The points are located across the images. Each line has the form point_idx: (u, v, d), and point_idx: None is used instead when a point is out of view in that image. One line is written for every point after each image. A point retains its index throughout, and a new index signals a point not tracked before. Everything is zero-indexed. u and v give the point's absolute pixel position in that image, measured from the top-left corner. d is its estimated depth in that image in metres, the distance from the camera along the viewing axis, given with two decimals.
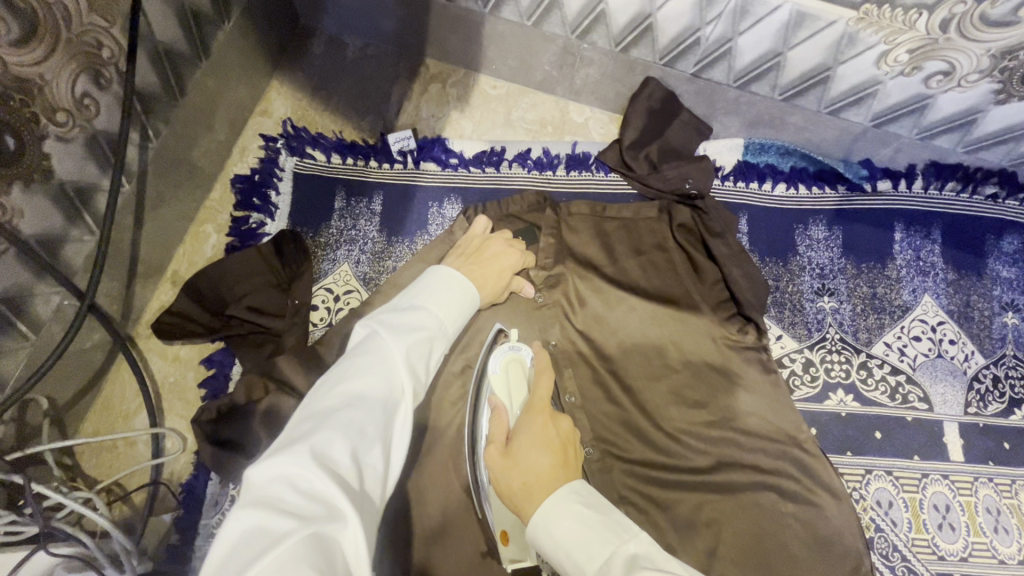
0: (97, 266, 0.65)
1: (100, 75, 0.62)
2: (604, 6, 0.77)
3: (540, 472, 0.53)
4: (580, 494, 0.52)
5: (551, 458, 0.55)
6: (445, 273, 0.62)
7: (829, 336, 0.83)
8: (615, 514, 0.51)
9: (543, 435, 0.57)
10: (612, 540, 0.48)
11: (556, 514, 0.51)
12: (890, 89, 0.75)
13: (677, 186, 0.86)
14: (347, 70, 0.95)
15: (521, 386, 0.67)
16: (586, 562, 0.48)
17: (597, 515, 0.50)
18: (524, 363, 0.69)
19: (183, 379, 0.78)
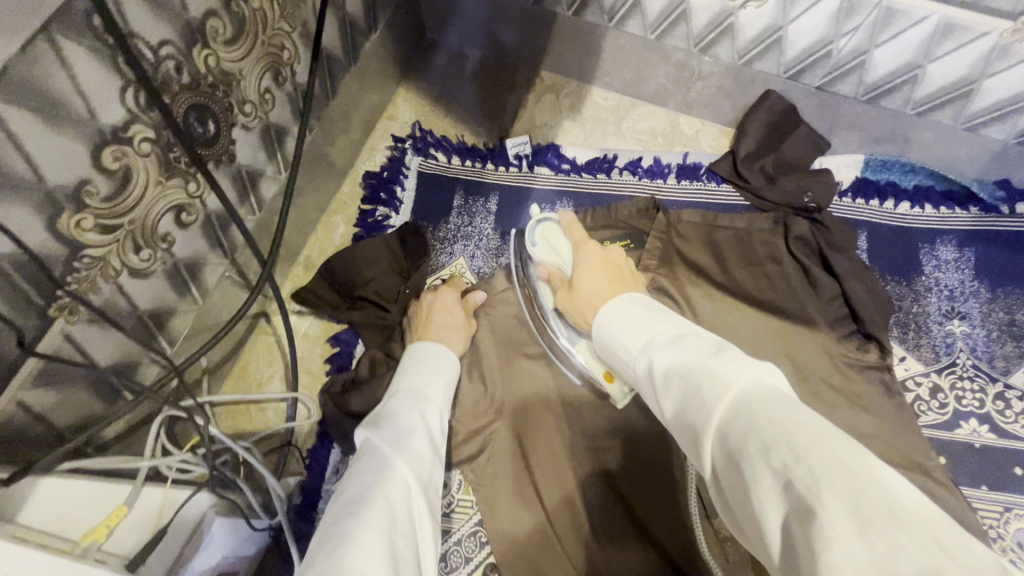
0: (276, 243, 0.73)
1: (280, 73, 0.69)
2: (734, 19, 0.77)
3: (600, 287, 0.63)
4: (641, 299, 0.57)
5: (608, 277, 0.65)
6: (427, 351, 0.69)
7: (959, 361, 0.78)
8: (675, 319, 0.53)
9: (599, 265, 0.67)
10: (662, 333, 0.50)
11: (615, 313, 0.55)
12: None
13: (794, 199, 0.85)
14: (467, 79, 1.01)
15: (564, 245, 0.73)
16: (632, 344, 0.52)
17: (654, 316, 0.53)
18: (559, 230, 0.74)
19: (311, 355, 0.84)
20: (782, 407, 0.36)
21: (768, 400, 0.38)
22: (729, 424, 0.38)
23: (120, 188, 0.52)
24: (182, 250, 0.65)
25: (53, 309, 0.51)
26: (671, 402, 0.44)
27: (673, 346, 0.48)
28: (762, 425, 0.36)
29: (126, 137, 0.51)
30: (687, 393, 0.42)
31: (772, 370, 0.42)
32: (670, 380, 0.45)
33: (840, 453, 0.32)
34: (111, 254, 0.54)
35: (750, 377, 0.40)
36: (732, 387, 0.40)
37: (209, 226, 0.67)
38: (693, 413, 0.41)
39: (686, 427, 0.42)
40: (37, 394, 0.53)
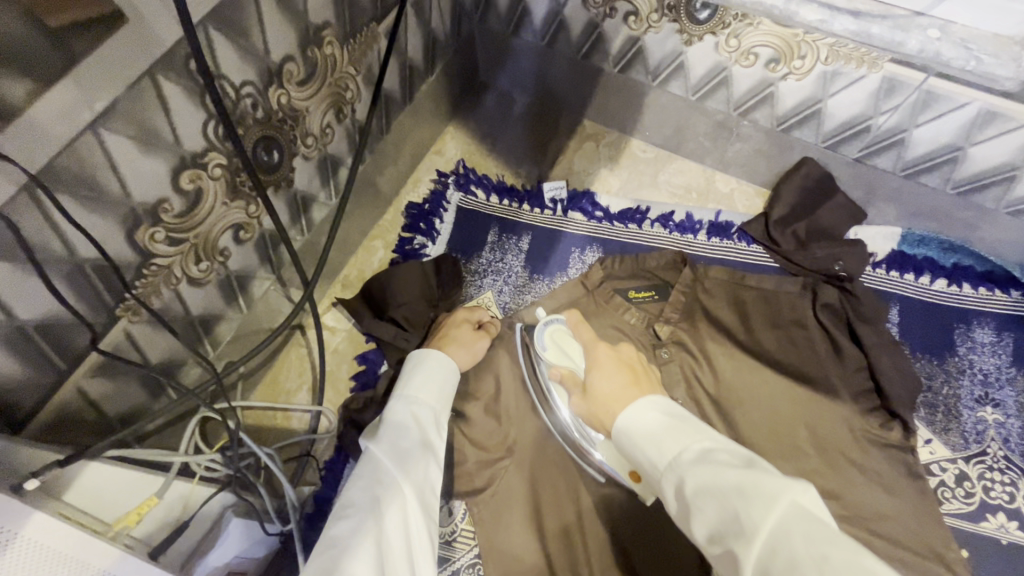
0: (320, 262, 0.78)
1: (342, 111, 0.76)
2: (775, 88, 0.79)
3: (613, 390, 0.60)
4: (663, 408, 0.55)
5: (623, 381, 0.61)
6: (428, 356, 0.71)
7: (990, 451, 0.75)
8: (698, 424, 0.52)
9: (611, 366, 0.63)
10: (689, 443, 0.50)
11: (637, 421, 0.54)
12: None
13: (823, 266, 0.85)
14: (513, 122, 1.06)
15: (573, 346, 0.71)
16: (659, 459, 0.51)
17: (680, 423, 0.52)
18: (566, 330, 0.73)
19: (338, 370, 0.88)
20: (829, 547, 0.38)
21: (812, 535, 0.39)
22: (774, 565, 0.39)
23: (190, 207, 0.59)
24: (236, 263, 0.70)
25: (120, 309, 0.57)
26: (706, 525, 0.45)
27: (702, 463, 0.48)
28: (807, 566, 0.37)
29: (201, 162, 0.58)
30: (723, 515, 0.43)
31: (811, 490, 0.43)
32: (702, 502, 0.45)
33: None
34: (174, 264, 0.60)
35: (789, 502, 0.41)
36: (774, 520, 0.41)
37: (262, 244, 0.73)
38: (731, 538, 0.43)
39: (724, 554, 0.44)
40: (93, 385, 0.58)
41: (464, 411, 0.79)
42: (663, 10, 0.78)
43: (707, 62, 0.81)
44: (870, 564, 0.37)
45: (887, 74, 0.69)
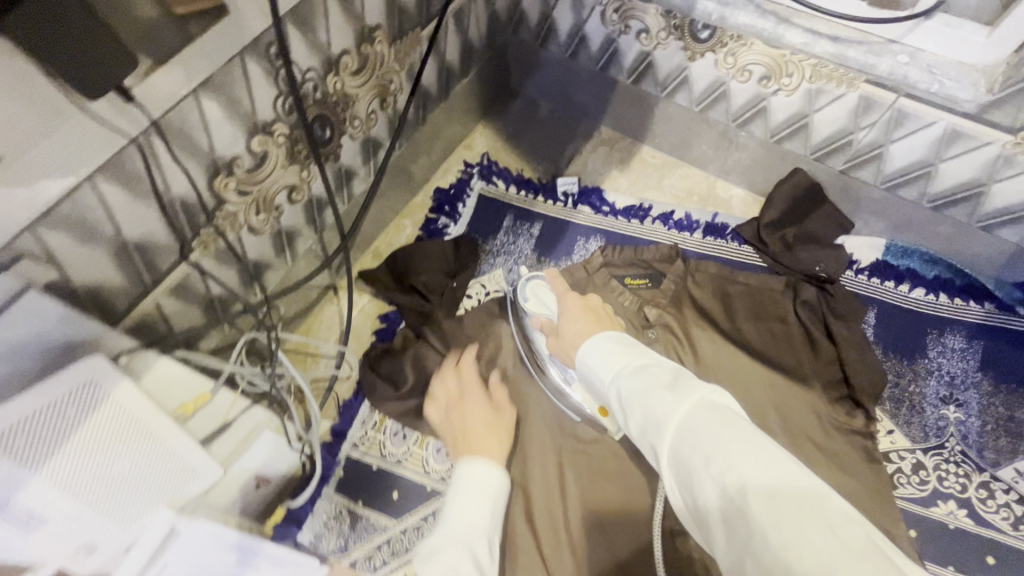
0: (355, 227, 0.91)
1: (385, 100, 0.89)
2: (767, 103, 0.89)
3: (579, 326, 0.69)
4: (616, 336, 0.63)
5: (588, 320, 0.70)
6: (469, 474, 0.71)
7: (948, 445, 0.81)
8: (643, 351, 0.59)
9: (578, 310, 0.72)
10: (630, 362, 0.57)
11: (592, 348, 0.61)
12: None
13: (806, 267, 0.93)
14: (536, 123, 1.18)
15: (551, 299, 0.82)
16: (604, 374, 0.58)
17: (626, 348, 0.59)
18: (546, 287, 0.84)
19: (362, 326, 1.00)
20: (724, 427, 0.45)
21: (714, 418, 0.46)
22: (682, 443, 0.46)
23: (257, 165, 0.73)
24: (287, 220, 0.84)
25: (196, 242, 0.70)
26: (635, 423, 0.52)
27: (637, 374, 0.54)
28: (704, 441, 0.44)
29: (270, 130, 0.71)
30: (647, 412, 0.50)
31: (722, 393, 0.50)
32: (633, 401, 0.52)
33: (764, 467, 0.41)
34: (240, 212, 0.74)
35: (699, 398, 0.48)
36: (685, 410, 0.47)
37: (309, 207, 0.87)
38: (651, 431, 0.49)
39: (647, 444, 0.50)
40: (169, 304, 0.71)
41: None
42: (670, 29, 0.89)
43: (708, 76, 0.91)
44: (757, 439, 0.44)
45: (863, 94, 0.78)
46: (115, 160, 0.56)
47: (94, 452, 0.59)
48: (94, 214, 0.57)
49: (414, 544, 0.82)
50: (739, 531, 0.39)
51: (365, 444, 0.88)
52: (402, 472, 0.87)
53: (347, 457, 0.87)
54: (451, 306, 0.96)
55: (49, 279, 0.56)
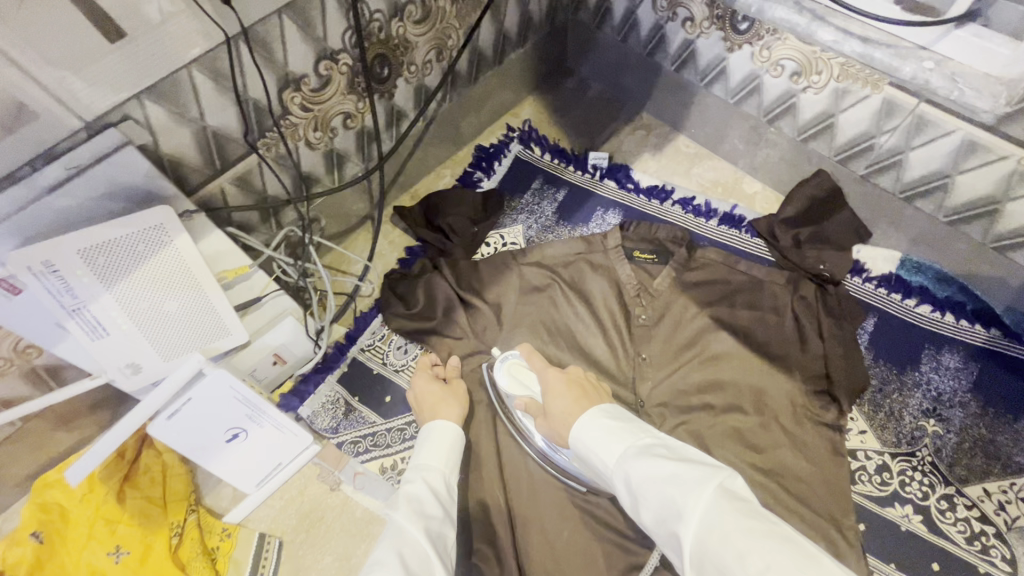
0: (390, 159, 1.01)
1: (441, 53, 1.00)
2: (797, 99, 0.92)
3: (566, 407, 0.71)
4: (608, 413, 0.66)
5: (572, 396, 0.72)
6: (434, 428, 0.80)
7: (919, 454, 0.83)
8: (641, 430, 0.63)
9: (560, 385, 0.74)
10: (633, 443, 0.61)
11: (588, 429, 0.65)
12: None
13: (811, 266, 0.95)
14: (582, 102, 1.25)
15: (530, 377, 0.83)
16: (608, 459, 0.61)
17: (623, 432, 0.63)
18: (520, 364, 0.85)
19: (388, 255, 1.11)
20: (751, 522, 0.49)
21: (735, 506, 0.51)
22: (706, 533, 0.50)
23: (321, 87, 0.85)
24: (340, 143, 0.96)
25: (260, 143, 0.83)
26: (651, 511, 0.55)
27: (642, 456, 0.58)
28: (732, 536, 0.48)
29: (337, 58, 0.84)
30: (663, 501, 0.54)
31: (732, 476, 0.55)
32: (646, 488, 0.55)
33: (794, 562, 0.45)
34: (301, 126, 0.87)
35: (715, 484, 0.53)
36: (708, 500, 0.52)
37: (361, 136, 0.98)
38: (671, 521, 0.53)
39: (670, 535, 0.54)
40: (230, 192, 0.85)
41: (473, 304, 0.99)
42: (713, 19, 0.94)
43: (744, 69, 0.95)
44: (777, 529, 0.49)
45: (886, 96, 0.80)
46: (209, 54, 0.69)
47: (158, 287, 0.73)
48: (186, 97, 0.70)
49: (396, 443, 0.93)
50: None
51: (370, 350, 0.99)
52: (397, 381, 0.97)
53: (353, 357, 0.99)
54: (470, 250, 1.06)
55: (143, 142, 0.70)
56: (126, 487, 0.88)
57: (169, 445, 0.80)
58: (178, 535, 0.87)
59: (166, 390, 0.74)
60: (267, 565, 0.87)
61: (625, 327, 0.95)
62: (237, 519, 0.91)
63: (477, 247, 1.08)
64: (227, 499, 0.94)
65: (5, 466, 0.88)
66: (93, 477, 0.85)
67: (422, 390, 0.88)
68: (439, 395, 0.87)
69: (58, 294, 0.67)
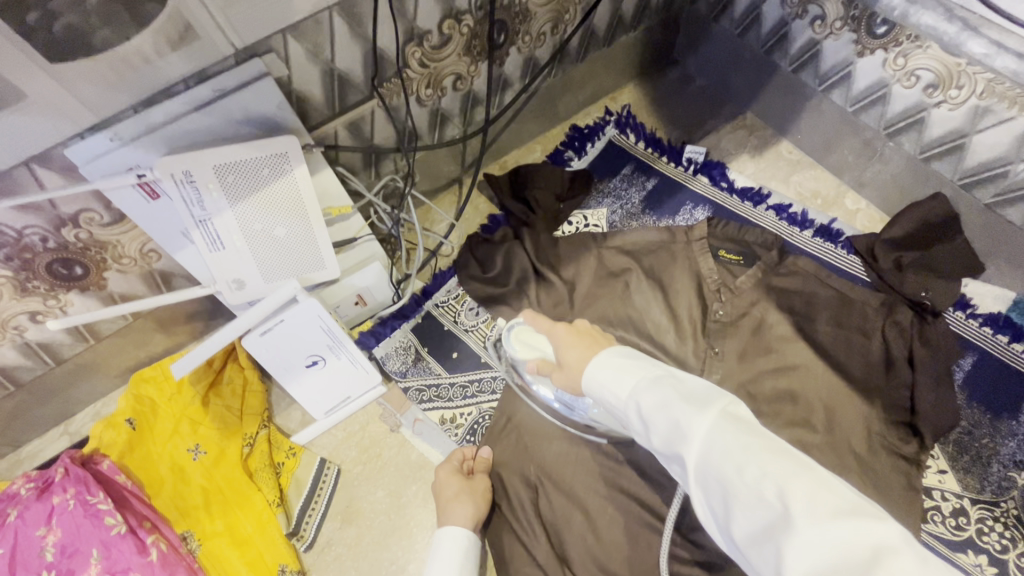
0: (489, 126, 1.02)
1: (557, 26, 1.01)
2: (926, 114, 0.87)
3: (578, 357, 0.65)
4: (621, 351, 0.63)
5: (583, 344, 0.67)
6: (446, 538, 0.79)
7: (1004, 505, 0.79)
8: (649, 362, 0.60)
9: (570, 336, 0.68)
10: (646, 375, 0.58)
11: (600, 367, 0.61)
12: None
13: (912, 292, 0.89)
14: (684, 94, 1.22)
15: (539, 338, 0.79)
16: (620, 391, 0.59)
17: (633, 366, 0.60)
18: (525, 326, 0.81)
19: (471, 219, 1.14)
20: (753, 440, 0.49)
21: (739, 427, 0.50)
22: (715, 455, 0.49)
23: (442, 45, 0.88)
24: (446, 103, 0.98)
25: (376, 91, 0.87)
26: (660, 436, 0.54)
27: (652, 386, 0.56)
28: (735, 453, 0.48)
29: (460, 19, 0.86)
30: (672, 426, 0.52)
31: (735, 401, 0.54)
32: (655, 417, 0.54)
33: (791, 475, 0.46)
34: (415, 80, 0.90)
35: (719, 408, 0.52)
36: (712, 422, 0.51)
37: (465, 99, 1.01)
38: (677, 443, 0.52)
39: (674, 455, 0.53)
40: (342, 135, 0.89)
41: (548, 278, 1.00)
42: (847, 19, 0.89)
43: (871, 76, 0.91)
44: (774, 444, 0.49)
45: None
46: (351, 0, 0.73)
47: (265, 211, 0.78)
48: (323, 38, 0.75)
49: (457, 399, 0.96)
50: (780, 538, 0.45)
51: (443, 307, 1.02)
52: (466, 340, 1.00)
53: (427, 311, 1.02)
54: (551, 226, 1.06)
55: (278, 75, 0.75)
56: (211, 393, 0.95)
57: (256, 358, 0.86)
58: (249, 446, 0.94)
59: (261, 309, 0.81)
60: (325, 488, 0.93)
61: (700, 324, 0.94)
62: (304, 440, 0.97)
63: (560, 224, 1.08)
64: (295, 422, 1.00)
65: (109, 357, 0.98)
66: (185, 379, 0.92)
67: (440, 485, 0.84)
68: (455, 497, 0.82)
69: (191, 203, 0.73)
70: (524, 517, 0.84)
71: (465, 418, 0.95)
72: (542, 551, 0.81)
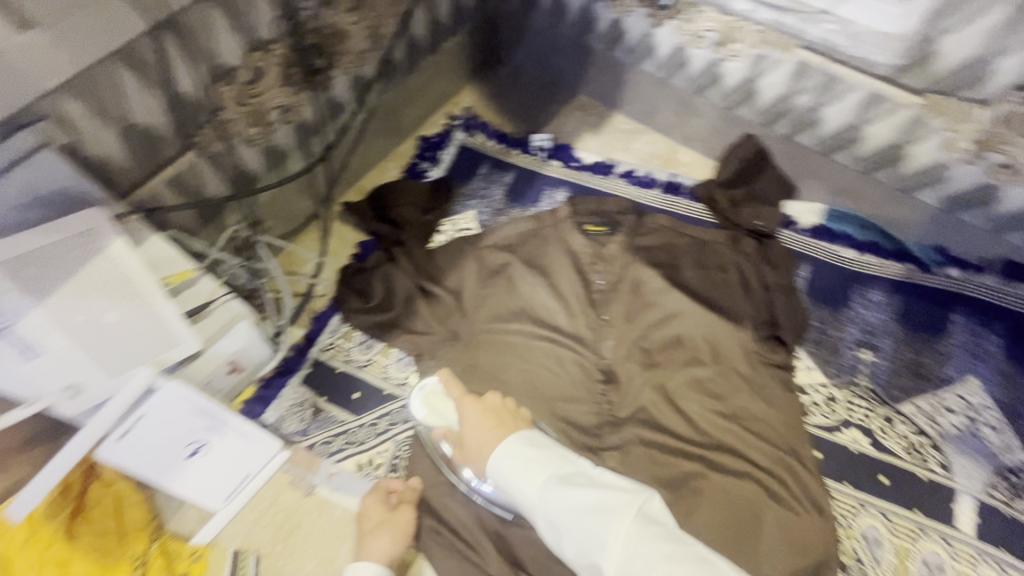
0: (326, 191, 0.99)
1: (377, 42, 0.99)
2: (721, 69, 0.98)
3: (480, 436, 0.67)
4: (528, 438, 0.65)
5: (488, 422, 0.68)
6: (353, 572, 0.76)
7: (859, 383, 0.90)
8: (557, 453, 0.63)
9: (474, 411, 0.70)
10: (556, 472, 0.61)
11: (507, 458, 0.63)
12: (1011, 196, 0.81)
13: (748, 223, 1.02)
14: (519, 89, 1.27)
15: (447, 406, 0.78)
16: (528, 490, 0.61)
17: (541, 460, 0.62)
18: (439, 391, 0.80)
19: (340, 252, 1.08)
20: (671, 547, 0.53)
21: (655, 532, 0.55)
22: (631, 564, 0.53)
23: (255, 80, 0.82)
24: (279, 138, 0.92)
25: (192, 140, 0.79)
26: (575, 543, 0.56)
27: (564, 489, 0.59)
28: (656, 562, 0.52)
29: (268, 48, 0.81)
30: (590, 534, 0.55)
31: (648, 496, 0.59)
32: (569, 522, 0.56)
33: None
34: (236, 121, 0.83)
35: (635, 511, 0.56)
36: (631, 530, 0.55)
37: (301, 130, 0.96)
38: (595, 551, 0.55)
39: (589, 559, 0.56)
40: (166, 194, 0.80)
41: (433, 292, 0.99)
42: None
43: (670, 44, 1.00)
44: (686, 543, 0.54)
45: (800, 60, 0.87)
46: (129, 46, 0.65)
47: (81, 301, 0.68)
48: (110, 94, 0.66)
49: (369, 439, 0.91)
50: None
51: (331, 349, 0.97)
52: (365, 376, 0.96)
53: (315, 358, 0.97)
54: (422, 238, 1.04)
55: (66, 143, 0.65)
56: (77, 521, 0.80)
57: (120, 466, 0.75)
58: (142, 566, 0.81)
59: (113, 410, 0.69)
60: None
61: (585, 298, 0.98)
62: (207, 539, 0.85)
63: (433, 233, 1.08)
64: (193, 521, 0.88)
65: None
66: (35, 514, 0.76)
67: (363, 514, 0.82)
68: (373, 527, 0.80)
69: None
70: (467, 534, 0.81)
71: (383, 456, 0.90)
72: (493, 563, 0.79)
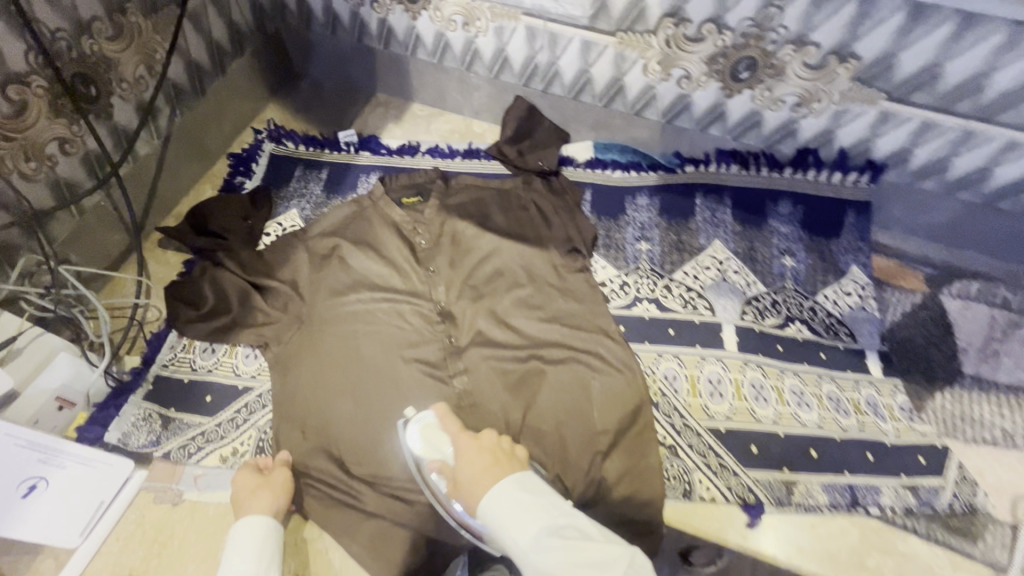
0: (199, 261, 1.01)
1: (153, 68, 1.03)
2: (476, 45, 1.17)
3: (477, 473, 0.73)
4: (521, 483, 0.71)
5: (485, 462, 0.74)
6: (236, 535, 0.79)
7: (642, 267, 1.11)
8: (549, 502, 0.69)
9: (473, 450, 0.76)
10: (552, 522, 0.66)
11: (504, 499, 0.68)
12: (697, 99, 1.09)
13: (534, 166, 1.19)
14: (320, 98, 1.37)
15: (441, 439, 0.82)
16: (521, 536, 0.65)
17: (535, 508, 0.67)
18: (434, 423, 0.83)
19: (167, 276, 1.09)
20: None
21: None
22: None
23: (19, 113, 0.82)
24: (64, 171, 0.93)
25: None
26: None
27: (557, 540, 0.64)
28: None
29: (26, 81, 0.82)
30: None
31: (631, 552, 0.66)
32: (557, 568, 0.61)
33: None
34: (8, 157, 0.83)
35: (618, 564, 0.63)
36: None
37: (89, 160, 0.96)
38: None
39: None
40: None
41: (267, 286, 1.03)
42: None
43: (431, 30, 1.18)
44: None
45: (527, 24, 1.08)
46: None
47: None
48: None
49: (229, 433, 0.93)
50: None
51: (174, 363, 0.98)
52: (215, 378, 0.98)
53: (156, 375, 0.97)
54: (246, 241, 1.09)
55: None
56: None
57: None
58: None
59: None
60: None
61: (413, 258, 1.08)
62: None
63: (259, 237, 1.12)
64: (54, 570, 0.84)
65: None
66: None
67: (235, 489, 0.85)
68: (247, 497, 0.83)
69: None
70: (343, 484, 0.88)
71: (247, 443, 0.93)
72: (371, 500, 0.87)
